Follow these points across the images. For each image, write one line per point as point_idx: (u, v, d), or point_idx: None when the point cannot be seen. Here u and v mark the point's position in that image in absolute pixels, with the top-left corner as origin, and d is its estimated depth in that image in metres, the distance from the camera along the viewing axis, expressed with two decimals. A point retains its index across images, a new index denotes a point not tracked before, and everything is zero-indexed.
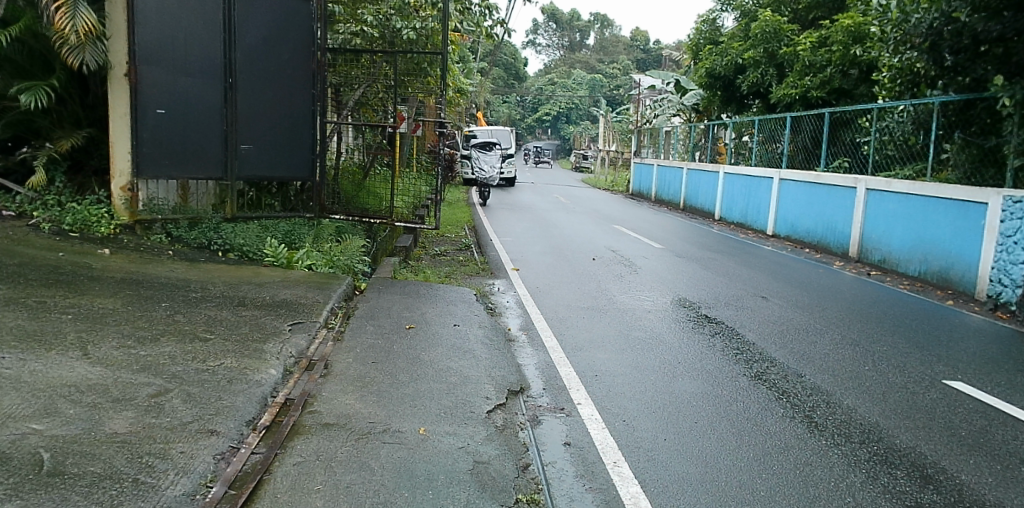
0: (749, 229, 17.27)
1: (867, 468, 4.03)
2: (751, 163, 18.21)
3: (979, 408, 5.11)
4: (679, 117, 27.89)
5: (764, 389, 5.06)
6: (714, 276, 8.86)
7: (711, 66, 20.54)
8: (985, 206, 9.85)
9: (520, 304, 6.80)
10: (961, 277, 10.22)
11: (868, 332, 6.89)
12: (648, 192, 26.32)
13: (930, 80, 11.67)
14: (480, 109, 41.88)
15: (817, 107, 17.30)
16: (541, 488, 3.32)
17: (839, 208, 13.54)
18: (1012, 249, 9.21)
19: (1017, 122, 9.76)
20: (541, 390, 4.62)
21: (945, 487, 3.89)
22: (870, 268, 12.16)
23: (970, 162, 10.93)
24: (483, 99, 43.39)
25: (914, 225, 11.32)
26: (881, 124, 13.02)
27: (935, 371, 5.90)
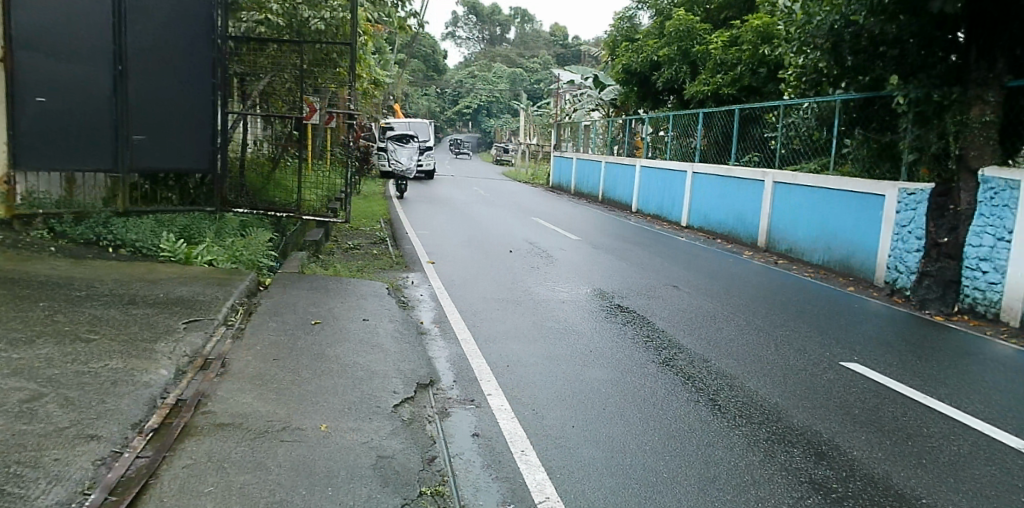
0: (666, 221, 17.75)
1: (766, 447, 4.21)
2: (666, 156, 18.70)
3: (872, 387, 5.43)
4: (597, 110, 28.61)
5: (671, 374, 5.21)
6: (627, 266, 9.05)
7: (627, 62, 20.97)
8: (883, 198, 10.46)
9: (434, 297, 6.76)
10: (861, 265, 10.81)
11: (772, 317, 7.20)
12: (567, 185, 26.67)
13: (833, 80, 11.74)
14: (398, 100, 41.40)
15: (727, 103, 17.92)
16: (447, 479, 3.31)
17: (748, 200, 14.10)
18: (907, 238, 9.83)
19: (911, 119, 10.45)
20: (452, 382, 4.59)
21: (837, 462, 4.11)
22: (778, 257, 12.71)
23: (869, 157, 11.55)
24: (401, 91, 42.87)
25: (817, 216, 11.91)
26: (787, 120, 13.64)
27: (833, 353, 6.21)
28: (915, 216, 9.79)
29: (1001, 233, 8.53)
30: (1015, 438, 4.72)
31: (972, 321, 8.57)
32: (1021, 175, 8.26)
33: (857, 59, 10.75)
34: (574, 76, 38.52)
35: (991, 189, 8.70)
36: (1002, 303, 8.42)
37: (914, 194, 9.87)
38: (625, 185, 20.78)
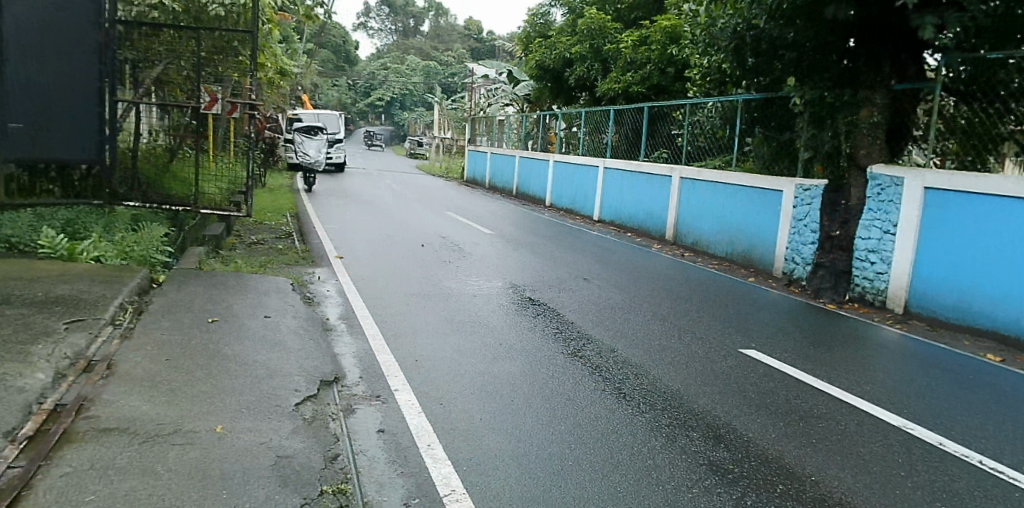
0: (578, 215, 18.07)
1: (667, 431, 4.36)
2: (579, 152, 19.03)
3: (768, 372, 5.71)
4: (512, 106, 28.86)
5: (579, 364, 5.32)
6: (538, 259, 9.15)
7: (540, 58, 21.24)
8: (781, 193, 11.01)
9: (341, 292, 6.63)
10: (761, 256, 11.37)
11: (676, 307, 7.46)
12: (482, 179, 26.72)
13: (735, 80, 12.29)
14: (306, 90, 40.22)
15: (637, 101, 18.43)
16: (350, 477, 3.25)
17: (656, 195, 14.54)
18: (803, 231, 10.42)
19: (806, 120, 10.99)
20: (357, 378, 4.52)
21: (734, 444, 4.31)
22: (684, 250, 13.18)
23: (768, 154, 12.13)
24: (308, 81, 41.67)
25: (720, 210, 12.42)
26: (692, 118, 14.14)
27: (733, 340, 6.50)
28: (810, 211, 10.37)
29: (886, 226, 9.20)
30: (896, 417, 5.09)
31: (861, 308, 9.20)
32: (905, 173, 8.94)
33: (757, 61, 11.25)
34: (486, 71, 38.60)
35: (878, 185, 9.36)
36: (887, 291, 9.11)
37: (809, 190, 10.46)
38: (539, 179, 21.00)
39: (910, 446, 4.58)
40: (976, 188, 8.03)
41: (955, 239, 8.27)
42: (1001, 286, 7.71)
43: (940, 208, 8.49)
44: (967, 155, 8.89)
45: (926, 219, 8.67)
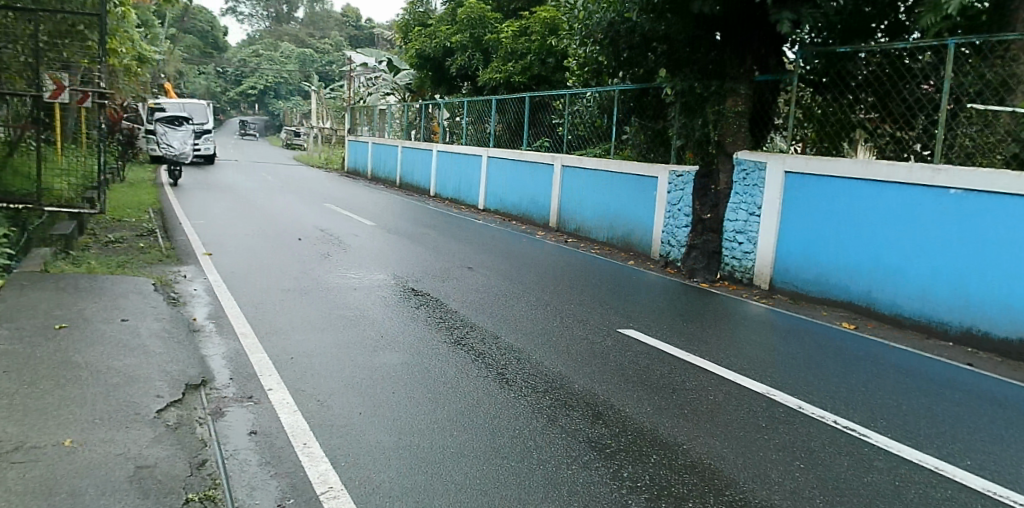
0: (463, 204, 18.11)
1: (548, 412, 4.48)
2: (462, 141, 19.04)
3: (645, 350, 5.97)
4: (394, 95, 28.46)
5: (462, 353, 5.33)
6: (421, 249, 9.07)
7: (421, 47, 21.08)
8: (656, 179, 11.49)
9: (210, 291, 6.30)
10: (639, 240, 11.84)
11: (558, 292, 7.63)
12: (363, 170, 26.18)
13: (612, 70, 12.69)
14: (168, 78, 37.72)
15: (519, 91, 18.66)
16: (218, 483, 3.12)
17: (540, 184, 14.81)
18: (677, 215, 10.94)
19: (678, 109, 11.55)
20: (228, 380, 4.33)
21: (611, 420, 4.48)
22: (568, 236, 13.53)
23: (644, 143, 12.62)
24: (170, 68, 39.07)
25: (601, 197, 12.82)
26: (572, 108, 14.47)
27: (612, 321, 6.74)
28: (683, 196, 10.90)
29: (751, 209, 9.84)
30: (760, 384, 5.48)
31: (732, 285, 9.81)
32: (766, 158, 9.59)
33: (631, 53, 11.66)
34: (364, 59, 37.74)
35: (743, 169, 9.96)
36: (755, 269, 9.77)
37: (682, 177, 10.98)
38: (422, 169, 20.83)
39: (772, 411, 4.94)
40: (828, 171, 8.76)
41: (812, 218, 9.00)
42: (852, 259, 8.50)
43: (798, 190, 9.19)
44: (824, 141, 9.59)
45: (786, 200, 9.36)
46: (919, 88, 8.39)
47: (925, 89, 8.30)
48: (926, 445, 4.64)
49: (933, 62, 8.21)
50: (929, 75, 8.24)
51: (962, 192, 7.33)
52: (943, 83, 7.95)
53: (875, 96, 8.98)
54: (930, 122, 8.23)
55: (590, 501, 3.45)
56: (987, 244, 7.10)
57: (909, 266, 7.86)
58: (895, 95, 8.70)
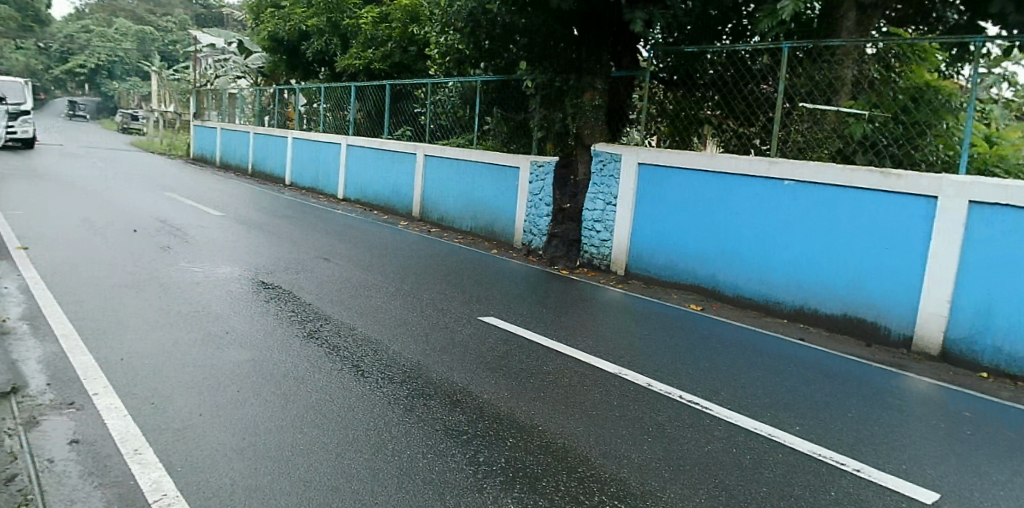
0: (321, 194, 17.54)
1: (404, 403, 4.43)
2: (320, 129, 18.42)
3: (504, 337, 6.05)
4: (244, 77, 27.04)
5: (316, 346, 5.16)
6: (273, 241, 8.69)
7: (273, 29, 20.25)
8: (517, 170, 11.67)
9: (24, 289, 5.71)
10: (502, 229, 12.01)
11: (418, 282, 7.57)
12: (211, 157, 24.64)
13: (473, 60, 12.75)
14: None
15: (379, 78, 18.34)
16: (29, 499, 2.89)
17: (402, 173, 14.63)
18: (538, 205, 11.19)
19: (539, 101, 11.80)
20: (43, 387, 3.96)
21: (469, 407, 4.51)
22: (431, 226, 13.47)
23: (505, 133, 12.79)
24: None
25: (464, 186, 12.86)
26: (434, 97, 14.37)
27: (472, 309, 6.79)
28: (544, 185, 11.15)
29: (608, 199, 10.24)
30: (613, 364, 5.73)
31: (590, 272, 10.17)
32: (620, 150, 10.01)
33: (491, 44, 11.73)
34: (209, 38, 35.43)
35: (600, 161, 10.33)
36: (610, 256, 10.19)
37: (542, 167, 11.23)
38: (277, 157, 19.93)
39: (623, 390, 5.17)
40: (677, 163, 9.31)
41: (662, 206, 9.53)
42: (699, 245, 9.10)
43: (649, 181, 9.69)
44: (675, 135, 10.12)
45: (638, 190, 9.84)
46: (758, 88, 9.08)
47: (764, 88, 8.99)
48: (762, 414, 5.07)
49: (769, 64, 8.91)
50: (767, 76, 8.95)
51: (794, 183, 8.11)
52: (779, 83, 8.74)
53: (720, 94, 9.60)
54: (767, 119, 8.95)
55: (444, 489, 3.46)
56: (816, 230, 7.93)
57: (748, 250, 8.57)
58: (737, 94, 9.37)
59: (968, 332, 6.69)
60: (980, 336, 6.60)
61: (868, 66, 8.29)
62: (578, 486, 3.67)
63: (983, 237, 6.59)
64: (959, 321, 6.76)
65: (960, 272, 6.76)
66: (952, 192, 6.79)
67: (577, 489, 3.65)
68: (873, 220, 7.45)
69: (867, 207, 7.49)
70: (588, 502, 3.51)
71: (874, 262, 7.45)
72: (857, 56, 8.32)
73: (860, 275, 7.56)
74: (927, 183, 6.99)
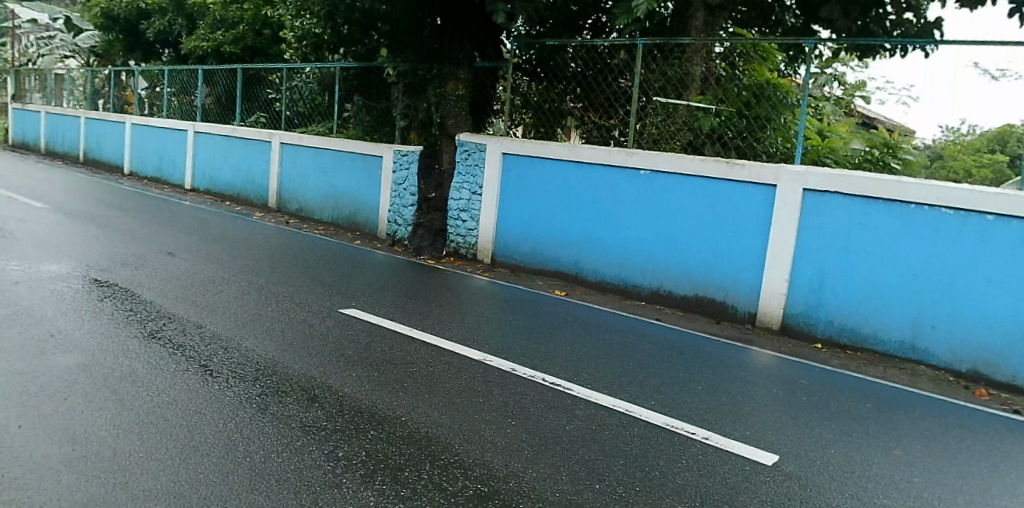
0: (167, 184, 16.35)
1: (257, 401, 4.22)
2: (164, 114, 17.19)
3: (366, 328, 5.92)
4: (75, 57, 24.78)
5: (157, 347, 4.80)
6: (111, 235, 8.00)
7: (108, 6, 18.72)
8: (380, 159, 11.44)
9: None
10: (365, 219, 11.74)
11: (274, 275, 7.24)
12: (34, 144, 22.26)
13: (332, 46, 12.35)
14: None
15: (230, 61, 17.40)
16: None
17: (256, 161, 13.93)
18: (402, 194, 11.03)
19: (401, 90, 11.61)
20: None
21: (328, 402, 4.37)
22: (290, 217, 12.93)
23: (367, 122, 12.51)
24: None
25: (324, 175, 12.44)
26: (290, 83, 13.84)
27: (332, 302, 6.58)
28: (407, 175, 11.01)
29: (473, 188, 10.27)
30: (478, 351, 5.76)
31: (457, 261, 10.16)
32: (485, 139, 10.06)
33: (350, 30, 11.40)
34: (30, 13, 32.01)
35: (465, 150, 10.33)
36: (477, 245, 10.24)
37: (406, 156, 11.07)
38: (113, 144, 18.34)
39: (487, 375, 5.21)
40: (542, 153, 9.49)
41: (527, 196, 9.70)
42: (563, 233, 9.34)
43: (515, 171, 9.82)
44: (540, 126, 10.33)
45: (504, 180, 9.95)
46: (616, 82, 9.42)
47: (622, 83, 9.34)
48: (620, 392, 5.30)
49: (626, 59, 9.27)
50: (624, 71, 9.31)
51: (650, 173, 8.51)
52: (635, 77, 9.13)
53: (581, 87, 9.87)
54: (624, 112, 9.34)
55: (301, 486, 3.33)
56: (669, 217, 8.38)
57: (608, 237, 8.91)
58: (597, 87, 9.66)
59: (805, 306, 7.41)
60: (815, 310, 7.34)
61: (715, 63, 8.92)
62: (441, 474, 3.66)
63: (817, 221, 7.31)
64: (797, 298, 7.46)
65: (797, 253, 7.46)
66: (789, 180, 7.43)
67: (440, 476, 3.63)
68: (720, 207, 7.98)
69: (714, 196, 8.02)
70: (451, 489, 3.50)
71: (721, 246, 7.99)
72: (705, 54, 8.87)
73: (708, 259, 8.09)
74: (766, 172, 7.59)
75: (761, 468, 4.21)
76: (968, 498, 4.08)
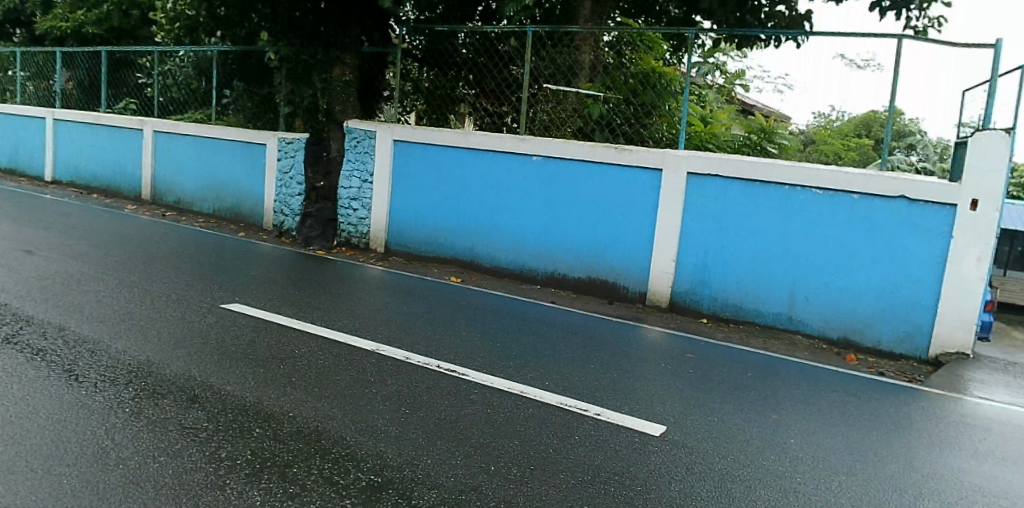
0: (23, 176, 15.04)
1: (129, 405, 3.97)
2: (17, 100, 15.82)
3: (250, 323, 5.70)
4: None
5: (13, 353, 4.44)
6: None
7: None
8: (264, 147, 11.00)
9: None
10: (250, 210, 11.27)
11: (149, 271, 6.83)
12: None
13: (208, 29, 11.73)
14: None
15: (93, 44, 16.20)
16: None
17: (126, 151, 13.06)
18: (289, 184, 10.67)
19: (285, 75, 11.18)
20: None
21: (210, 401, 4.17)
22: (166, 209, 12.22)
23: (249, 109, 12.01)
24: None
25: (203, 165, 11.83)
26: (162, 67, 13.08)
27: (214, 297, 6.29)
28: (294, 163, 10.65)
29: (364, 176, 10.06)
30: (370, 342, 5.66)
31: (349, 251, 9.94)
32: (375, 126, 9.87)
33: (228, 12, 10.84)
34: None
35: (354, 138, 10.10)
36: (369, 234, 10.06)
37: (292, 144, 10.69)
38: None
39: (379, 365, 5.15)
40: (435, 140, 9.41)
41: (419, 183, 9.60)
42: (459, 220, 9.31)
43: (406, 158, 9.69)
44: (432, 113, 10.27)
45: (395, 168, 9.79)
46: (506, 69, 9.44)
47: (513, 70, 9.36)
48: (515, 374, 5.36)
49: (516, 47, 9.31)
50: (515, 59, 9.33)
51: (542, 158, 8.63)
52: (525, 65, 9.19)
53: (472, 74, 9.84)
54: (517, 99, 9.38)
55: (182, 491, 3.17)
56: (561, 201, 8.54)
57: (503, 223, 8.97)
58: (488, 74, 9.66)
59: (691, 284, 7.77)
60: (700, 287, 7.72)
61: (603, 52, 9.09)
62: (333, 468, 3.58)
63: (699, 203, 7.66)
64: (683, 277, 7.80)
65: (682, 234, 7.79)
66: (673, 164, 7.74)
67: (331, 470, 3.55)
68: (610, 191, 8.21)
69: (604, 180, 8.23)
70: (342, 482, 3.44)
71: (612, 229, 8.22)
72: (593, 43, 9.05)
73: (600, 241, 8.31)
74: (653, 157, 7.88)
75: (650, 438, 4.40)
76: (835, 454, 4.43)
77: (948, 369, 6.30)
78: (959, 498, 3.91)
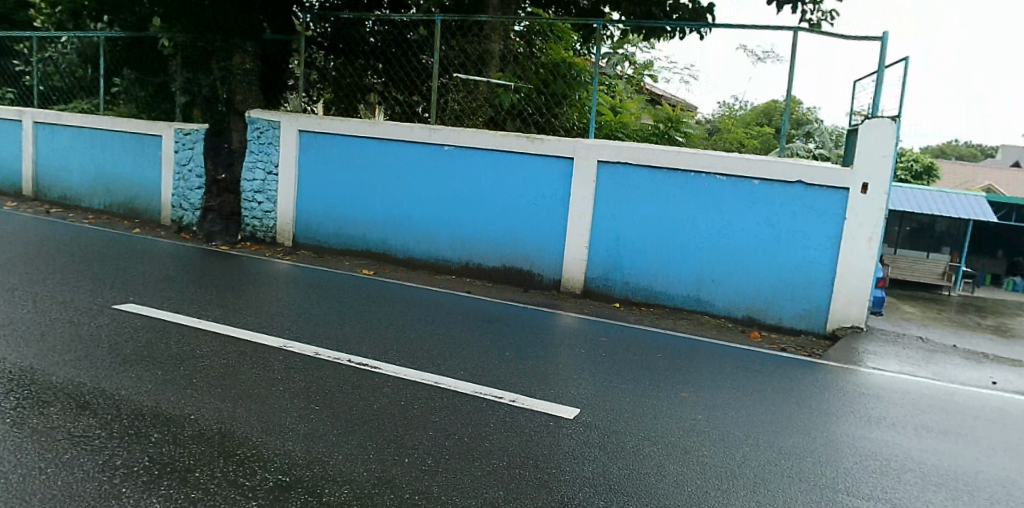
0: None
1: (11, 416, 3.71)
2: None
3: (146, 324, 5.43)
4: None
5: None
6: None
7: None
8: (158, 138, 10.46)
9: None
10: (145, 205, 10.70)
11: (32, 272, 6.39)
12: None
13: (93, 13, 11.02)
14: None
15: None
16: None
17: (3, 143, 12.13)
18: (188, 177, 10.19)
19: (180, 62, 10.64)
20: None
21: (102, 407, 3.95)
22: (51, 206, 11.44)
23: (141, 98, 11.38)
24: None
25: (92, 158, 11.13)
26: (42, 54, 12.21)
27: (107, 298, 5.94)
28: (193, 155, 10.17)
29: (269, 168, 9.72)
30: (278, 338, 5.50)
31: (254, 246, 9.59)
32: (279, 116, 9.55)
33: None
34: None
35: (257, 128, 9.74)
36: (276, 228, 9.75)
37: (189, 135, 10.21)
38: None
39: (287, 362, 5.00)
40: (344, 130, 9.19)
41: (329, 174, 9.36)
42: (372, 212, 9.14)
43: (315, 149, 9.42)
44: (341, 103, 10.05)
45: (302, 159, 9.52)
46: (416, 58, 9.33)
47: (422, 60, 9.26)
48: (429, 365, 5.33)
49: (424, 36, 9.22)
50: (423, 48, 9.23)
51: (454, 148, 8.59)
52: (435, 54, 9.08)
53: (383, 64, 9.67)
54: (427, 88, 9.27)
55: (71, 504, 2.99)
56: (476, 191, 8.53)
57: (417, 213, 8.88)
58: (397, 63, 9.53)
59: (604, 270, 7.95)
60: (612, 273, 7.90)
61: (514, 41, 9.21)
62: (238, 470, 3.46)
63: (610, 190, 7.83)
64: (596, 262, 7.97)
65: (594, 221, 7.94)
66: (583, 153, 7.87)
67: (237, 472, 3.43)
68: (522, 180, 8.26)
69: (517, 170, 8.27)
70: (247, 484, 3.33)
71: (526, 218, 8.28)
72: (502, 31, 9.13)
73: (514, 230, 8.36)
74: (564, 146, 7.98)
75: (564, 422, 4.47)
76: (740, 427, 4.64)
77: (845, 343, 6.75)
78: (852, 462, 4.18)
